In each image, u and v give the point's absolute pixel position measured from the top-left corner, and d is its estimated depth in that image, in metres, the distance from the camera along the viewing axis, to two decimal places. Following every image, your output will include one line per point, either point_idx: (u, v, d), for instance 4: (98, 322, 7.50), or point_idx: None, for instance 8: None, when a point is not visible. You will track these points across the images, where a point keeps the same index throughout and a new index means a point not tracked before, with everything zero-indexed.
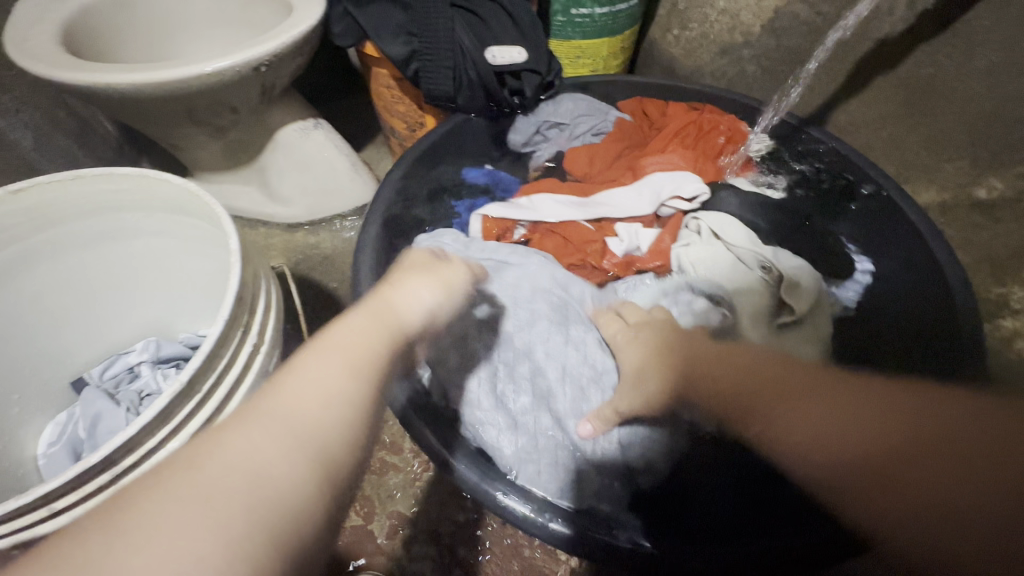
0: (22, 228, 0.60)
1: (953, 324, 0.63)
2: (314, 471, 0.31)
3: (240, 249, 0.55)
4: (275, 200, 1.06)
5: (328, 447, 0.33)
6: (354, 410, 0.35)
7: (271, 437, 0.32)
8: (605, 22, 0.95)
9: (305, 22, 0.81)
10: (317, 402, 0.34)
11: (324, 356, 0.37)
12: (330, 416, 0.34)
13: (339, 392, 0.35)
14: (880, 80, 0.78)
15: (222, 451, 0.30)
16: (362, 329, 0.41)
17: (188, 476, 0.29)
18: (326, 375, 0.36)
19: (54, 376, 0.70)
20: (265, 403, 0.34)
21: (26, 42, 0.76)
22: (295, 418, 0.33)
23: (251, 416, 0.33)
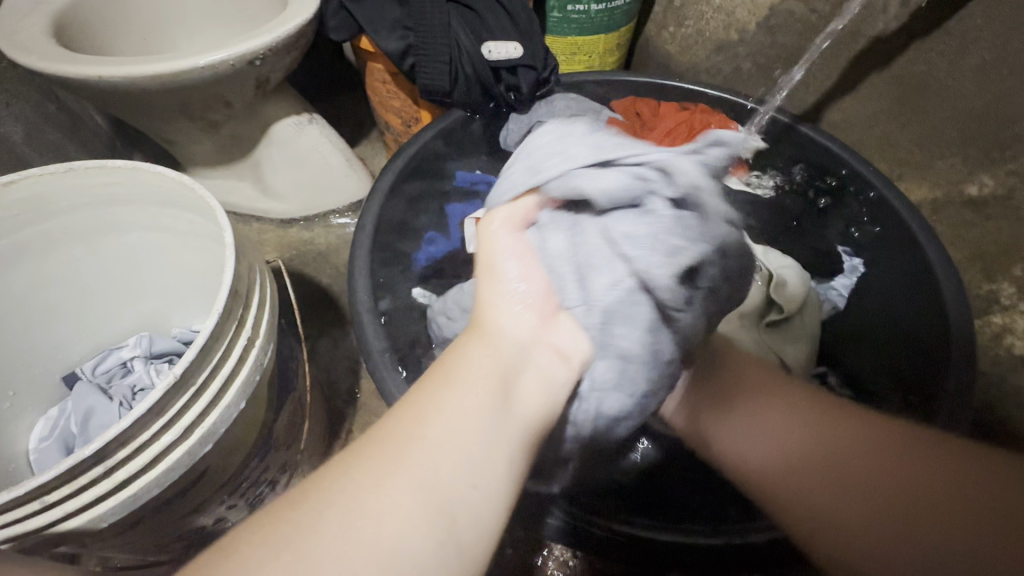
0: (14, 221, 0.60)
1: (945, 336, 0.61)
2: (429, 526, 0.29)
3: (235, 243, 0.54)
4: (269, 196, 1.05)
5: (455, 504, 0.30)
6: (481, 448, 0.33)
7: (392, 489, 0.29)
8: (601, 19, 0.96)
9: (299, 16, 0.80)
10: (446, 448, 0.32)
11: (451, 394, 0.35)
12: (449, 460, 0.31)
13: (460, 430, 0.33)
14: (874, 77, 0.79)
15: (342, 506, 0.28)
16: (483, 355, 0.38)
17: (309, 540, 0.27)
18: (456, 411, 0.34)
19: (46, 370, 0.70)
20: (389, 446, 0.31)
21: (17, 34, 0.76)
22: (417, 469, 0.30)
23: (376, 460, 0.31)
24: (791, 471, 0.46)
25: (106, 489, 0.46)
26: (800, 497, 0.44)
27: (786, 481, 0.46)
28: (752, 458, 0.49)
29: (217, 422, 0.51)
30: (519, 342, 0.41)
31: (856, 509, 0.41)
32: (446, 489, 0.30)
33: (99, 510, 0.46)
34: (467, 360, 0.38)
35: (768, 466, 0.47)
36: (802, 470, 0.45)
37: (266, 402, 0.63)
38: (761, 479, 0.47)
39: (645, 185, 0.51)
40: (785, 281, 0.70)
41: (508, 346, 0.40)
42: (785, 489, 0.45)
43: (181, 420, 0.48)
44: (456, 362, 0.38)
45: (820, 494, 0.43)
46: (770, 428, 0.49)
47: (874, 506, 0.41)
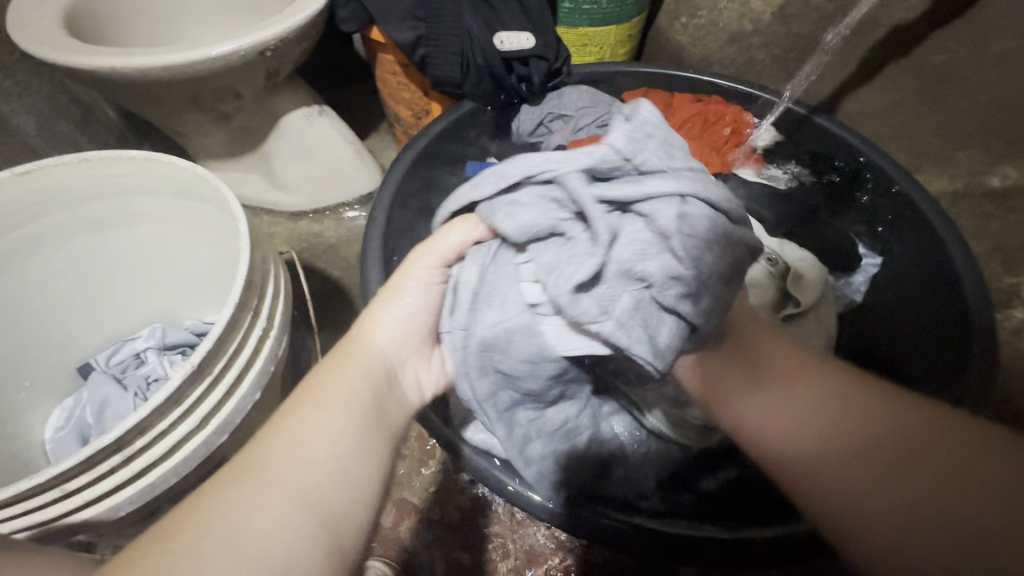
0: (28, 211, 0.60)
1: (965, 328, 0.61)
2: (301, 522, 0.32)
3: (249, 233, 0.54)
4: (279, 189, 1.05)
5: (332, 512, 0.34)
6: (348, 458, 0.37)
7: (263, 502, 0.32)
8: (613, 9, 0.95)
9: (309, 7, 0.79)
10: (314, 460, 0.35)
11: (321, 410, 0.38)
12: (320, 466, 0.35)
13: (336, 441, 0.37)
14: (893, 67, 0.77)
15: (223, 523, 0.31)
16: (353, 375, 0.42)
17: (183, 543, 0.29)
18: (323, 426, 0.37)
19: (61, 361, 0.70)
20: (255, 464, 0.34)
21: (28, 25, 0.76)
22: (289, 475, 0.34)
23: (245, 478, 0.33)
24: (837, 457, 0.38)
25: (123, 478, 0.46)
26: (844, 483, 0.37)
27: (827, 463, 0.38)
28: (780, 443, 0.41)
29: (232, 412, 0.51)
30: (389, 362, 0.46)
31: (906, 495, 0.35)
32: (322, 489, 0.34)
33: (116, 499, 0.47)
34: (332, 379, 0.41)
35: (803, 449, 0.40)
36: (839, 453, 0.38)
37: (280, 394, 0.63)
38: (796, 462, 0.40)
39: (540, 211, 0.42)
40: (802, 273, 0.70)
41: (374, 370, 0.44)
42: (818, 476, 0.38)
43: (197, 411, 0.48)
44: (330, 381, 0.41)
45: (860, 481, 0.37)
46: (805, 407, 0.41)
47: (925, 487, 0.35)
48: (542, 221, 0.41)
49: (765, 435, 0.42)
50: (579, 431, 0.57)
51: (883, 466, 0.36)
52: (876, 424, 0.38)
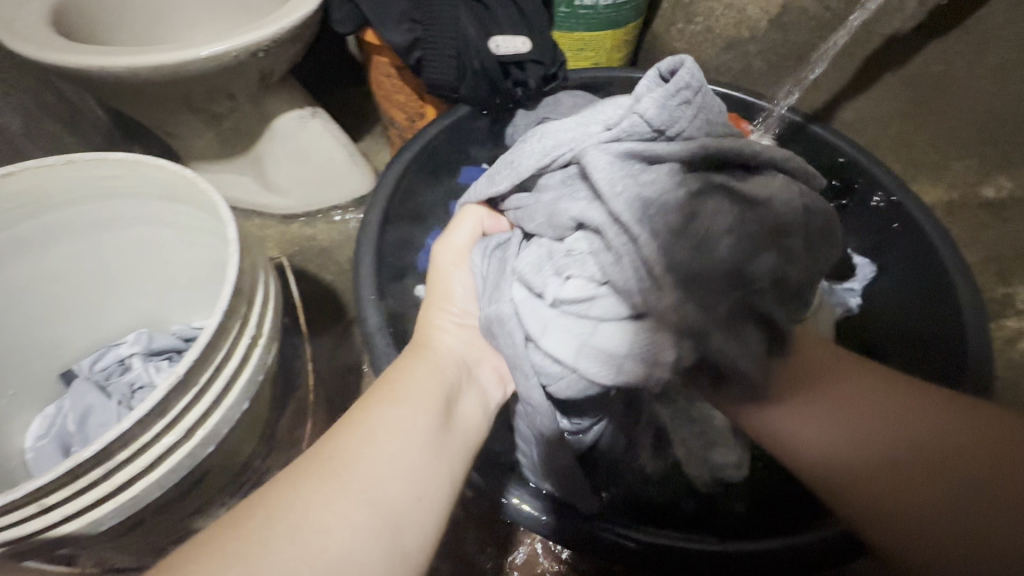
0: (11, 214, 0.58)
1: (959, 350, 0.60)
2: (370, 526, 0.32)
3: (239, 239, 0.53)
4: (270, 191, 1.04)
5: (399, 512, 0.34)
6: (423, 457, 0.37)
7: (338, 491, 0.32)
8: (610, 14, 0.94)
9: (304, 8, 0.78)
10: (389, 453, 0.36)
11: (394, 409, 0.39)
12: (394, 465, 0.35)
13: (408, 441, 0.37)
14: (889, 77, 0.77)
15: (299, 512, 0.31)
16: (422, 375, 0.44)
17: (256, 536, 0.29)
18: (401, 422, 0.38)
19: (43, 367, 0.68)
20: (332, 454, 0.35)
21: (15, 22, 0.74)
22: (363, 474, 0.34)
23: (324, 468, 0.34)
24: (894, 469, 0.38)
25: (105, 492, 0.45)
26: (912, 496, 0.37)
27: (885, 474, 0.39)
28: (831, 455, 0.40)
29: (220, 423, 0.50)
30: (459, 361, 0.48)
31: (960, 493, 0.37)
32: (392, 492, 0.34)
33: (98, 513, 0.45)
34: (406, 378, 0.43)
35: (860, 463, 0.39)
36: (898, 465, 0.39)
37: (269, 403, 0.62)
38: (860, 475, 0.39)
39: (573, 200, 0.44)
40: None
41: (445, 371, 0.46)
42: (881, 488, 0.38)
43: (182, 422, 0.47)
44: (402, 379, 0.43)
45: (921, 485, 0.37)
46: (857, 415, 0.41)
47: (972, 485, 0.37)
48: (567, 209, 0.44)
49: (816, 447, 0.41)
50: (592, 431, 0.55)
51: (940, 475, 0.37)
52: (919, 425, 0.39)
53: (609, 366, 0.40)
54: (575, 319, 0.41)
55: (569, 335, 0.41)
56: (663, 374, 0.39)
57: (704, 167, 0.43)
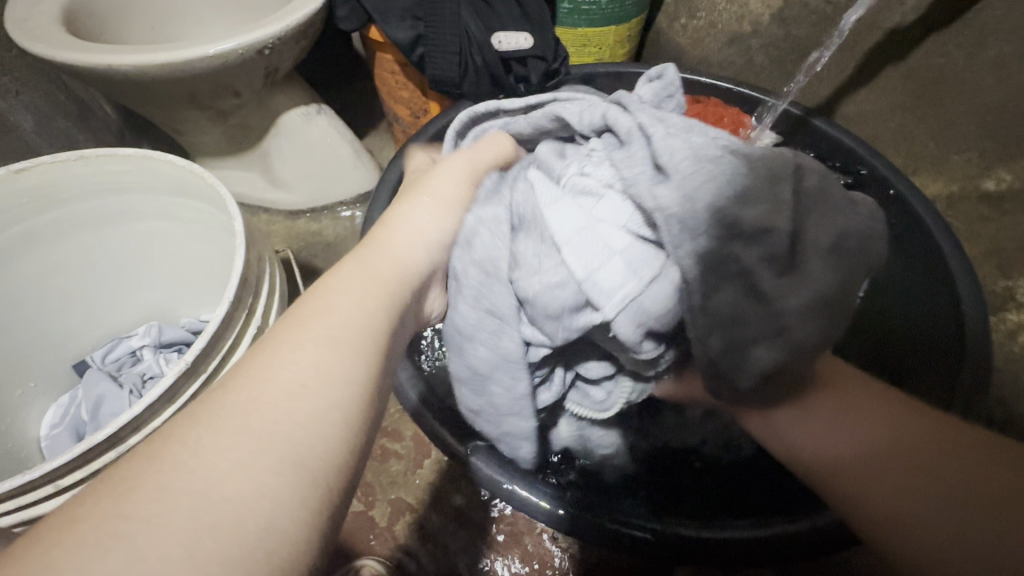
0: (26, 208, 0.60)
1: (958, 345, 0.60)
2: (264, 466, 0.27)
3: (245, 232, 0.54)
4: (276, 187, 1.05)
5: (301, 448, 0.28)
6: (328, 376, 0.31)
7: (237, 439, 0.27)
8: (612, 10, 0.95)
9: (309, 5, 0.80)
10: (312, 397, 0.30)
11: (296, 337, 0.32)
12: (285, 397, 0.29)
13: (304, 366, 0.31)
14: (890, 70, 0.78)
15: (179, 473, 0.25)
16: (347, 292, 0.37)
17: (103, 515, 0.24)
18: (300, 351, 0.31)
19: (57, 357, 0.70)
20: (228, 401, 0.29)
21: (27, 22, 0.76)
22: (247, 415, 0.28)
23: (193, 422, 0.28)
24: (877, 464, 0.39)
25: None
26: (889, 487, 0.38)
27: (858, 467, 0.40)
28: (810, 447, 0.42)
29: None
30: (401, 269, 0.41)
31: (937, 499, 0.36)
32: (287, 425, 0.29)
33: None
34: (330, 299, 0.35)
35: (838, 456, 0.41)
36: (871, 462, 0.39)
37: None
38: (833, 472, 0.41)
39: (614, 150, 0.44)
40: None
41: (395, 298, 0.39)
42: (856, 481, 0.39)
43: (190, 409, 0.48)
44: (314, 299, 0.36)
45: (908, 484, 0.37)
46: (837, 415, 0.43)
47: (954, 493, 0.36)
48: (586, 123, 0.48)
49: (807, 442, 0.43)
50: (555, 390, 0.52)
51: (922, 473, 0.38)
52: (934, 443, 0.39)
53: (621, 282, 0.39)
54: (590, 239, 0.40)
55: (596, 242, 0.40)
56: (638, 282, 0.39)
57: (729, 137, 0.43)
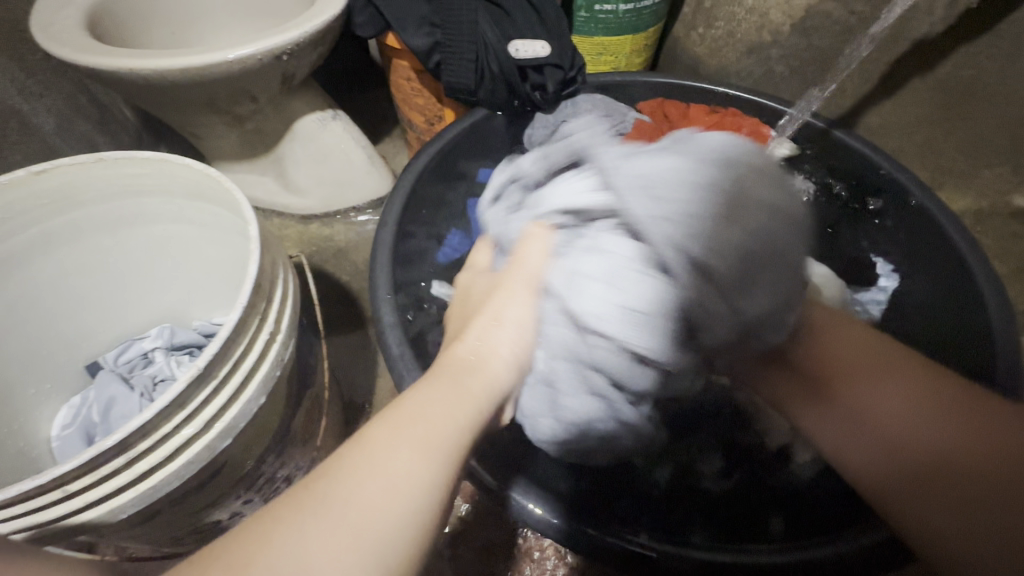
0: (45, 210, 0.60)
1: (988, 364, 0.58)
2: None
3: (260, 237, 0.54)
4: (290, 191, 1.05)
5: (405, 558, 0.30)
6: (433, 495, 0.33)
7: (330, 538, 0.28)
8: (629, 19, 0.95)
9: (327, 12, 0.80)
10: (396, 498, 0.31)
11: (400, 443, 0.34)
12: (399, 511, 0.31)
13: (415, 479, 0.32)
14: (915, 82, 0.76)
15: None
16: (442, 402, 0.38)
17: None
18: (404, 463, 0.33)
19: (70, 358, 0.70)
20: (322, 490, 0.30)
21: (52, 26, 0.77)
22: (366, 520, 0.29)
23: (313, 511, 0.29)
24: (914, 473, 0.41)
25: (125, 481, 0.46)
26: (920, 500, 0.40)
27: (892, 474, 0.42)
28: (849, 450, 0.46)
29: (237, 418, 0.50)
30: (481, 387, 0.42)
31: (961, 508, 0.37)
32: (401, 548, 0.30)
33: (117, 501, 0.46)
34: (425, 410, 0.37)
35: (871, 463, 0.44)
36: (902, 469, 0.42)
37: (286, 398, 0.63)
38: (872, 476, 0.44)
39: (644, 241, 0.50)
40: (822, 290, 0.67)
41: (469, 402, 0.40)
42: (888, 488, 0.42)
43: (200, 415, 0.48)
44: (416, 407, 0.37)
45: (938, 492, 0.39)
46: (876, 410, 0.45)
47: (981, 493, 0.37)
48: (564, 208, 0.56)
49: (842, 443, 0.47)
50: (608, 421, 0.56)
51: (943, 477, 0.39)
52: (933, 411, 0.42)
53: (655, 351, 0.50)
54: (633, 286, 0.49)
55: (646, 341, 0.50)
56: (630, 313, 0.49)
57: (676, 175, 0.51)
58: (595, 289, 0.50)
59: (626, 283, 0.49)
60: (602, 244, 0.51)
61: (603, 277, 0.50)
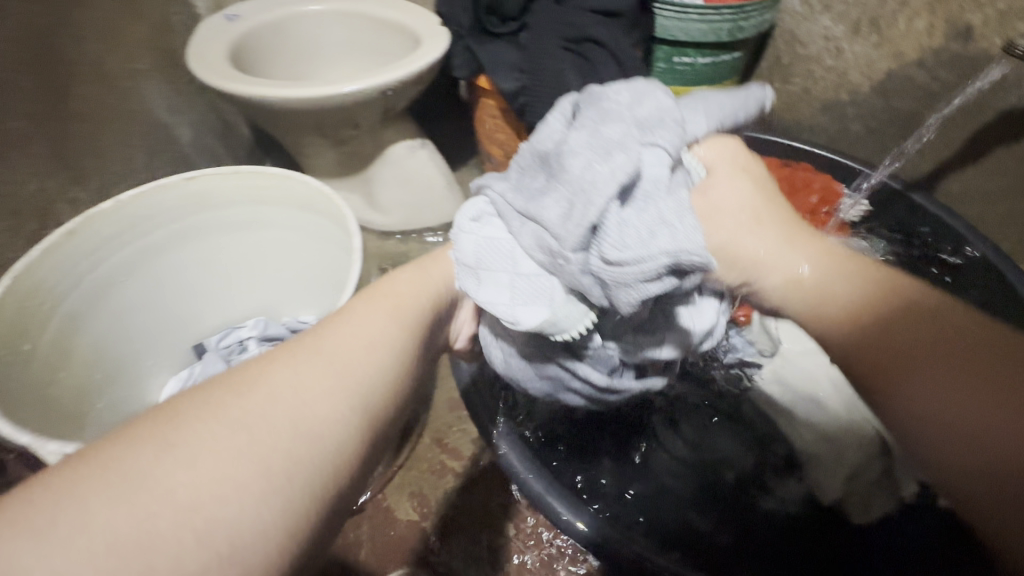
0: (185, 209, 0.71)
1: None
2: (347, 403, 0.33)
3: (361, 249, 0.61)
4: (374, 209, 1.16)
5: (362, 393, 0.35)
6: (399, 344, 0.40)
7: (318, 376, 0.34)
8: (706, 72, 0.99)
9: (431, 54, 0.90)
10: (368, 351, 0.37)
11: (374, 310, 0.42)
12: (371, 357, 0.37)
13: (381, 338, 0.39)
14: (1002, 151, 0.76)
15: (238, 410, 0.30)
16: (407, 283, 0.46)
17: (226, 398, 0.31)
18: (375, 327, 0.40)
19: (181, 337, 0.80)
20: (310, 342, 0.37)
21: (205, 56, 0.91)
22: (342, 353, 0.36)
23: (295, 346, 0.36)
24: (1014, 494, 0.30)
25: None
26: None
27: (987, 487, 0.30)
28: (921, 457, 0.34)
29: None
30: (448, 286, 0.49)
31: None
32: (368, 375, 0.36)
33: None
34: (392, 289, 0.45)
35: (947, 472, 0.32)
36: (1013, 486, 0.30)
37: None
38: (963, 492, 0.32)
39: (529, 221, 0.37)
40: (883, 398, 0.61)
41: (425, 298, 0.46)
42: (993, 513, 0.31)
43: None
44: (387, 286, 0.45)
45: None
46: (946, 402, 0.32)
47: None
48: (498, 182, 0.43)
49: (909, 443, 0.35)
50: (560, 383, 0.49)
51: None
52: (998, 413, 0.30)
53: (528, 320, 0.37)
54: (528, 281, 0.37)
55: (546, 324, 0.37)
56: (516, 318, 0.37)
57: (575, 143, 0.35)
58: (487, 285, 0.39)
59: (519, 276, 0.38)
60: (485, 233, 0.39)
61: (484, 265, 0.39)
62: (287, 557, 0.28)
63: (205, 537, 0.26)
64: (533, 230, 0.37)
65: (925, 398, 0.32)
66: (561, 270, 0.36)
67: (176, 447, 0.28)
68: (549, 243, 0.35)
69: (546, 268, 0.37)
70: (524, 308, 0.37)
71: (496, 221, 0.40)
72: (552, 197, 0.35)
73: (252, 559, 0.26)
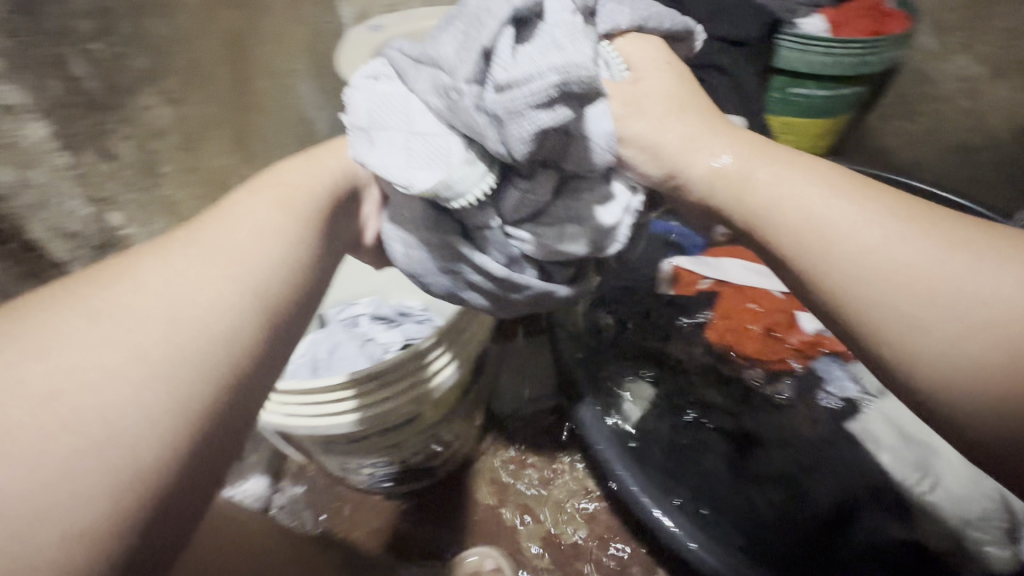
0: None
1: None
2: (230, 286, 0.34)
3: None
4: None
5: (249, 272, 0.35)
6: (291, 231, 0.40)
7: (198, 262, 0.34)
8: (824, 104, 0.99)
9: None
10: (260, 241, 0.37)
11: (259, 201, 0.41)
12: (262, 244, 0.37)
13: (274, 227, 0.39)
14: None
15: (106, 298, 0.30)
16: (297, 178, 0.45)
17: (86, 295, 0.31)
18: (263, 217, 0.40)
19: None
20: (194, 235, 0.37)
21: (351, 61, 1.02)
22: (231, 242, 0.36)
23: (173, 242, 0.36)
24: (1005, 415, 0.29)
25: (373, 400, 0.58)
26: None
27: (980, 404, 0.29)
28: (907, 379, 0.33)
29: (429, 386, 0.61)
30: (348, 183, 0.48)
31: None
32: (258, 262, 0.36)
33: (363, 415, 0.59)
34: (279, 182, 0.44)
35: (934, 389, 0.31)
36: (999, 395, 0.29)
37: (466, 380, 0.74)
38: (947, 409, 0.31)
39: (431, 70, 0.38)
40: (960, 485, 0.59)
41: (315, 188, 0.45)
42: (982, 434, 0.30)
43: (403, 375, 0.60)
44: (276, 179, 0.44)
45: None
46: (920, 308, 0.31)
47: None
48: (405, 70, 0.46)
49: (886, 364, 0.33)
50: (475, 272, 0.46)
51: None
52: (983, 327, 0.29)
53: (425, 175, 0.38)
54: (425, 137, 0.38)
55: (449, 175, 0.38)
56: (418, 167, 0.38)
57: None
58: (384, 141, 0.39)
59: (412, 132, 0.39)
60: (380, 90, 0.41)
61: (381, 121, 0.40)
62: (191, 443, 0.28)
63: (70, 435, 0.25)
64: (434, 78, 0.38)
65: (905, 309, 0.31)
66: (455, 110, 0.37)
67: (34, 341, 0.27)
68: (442, 80, 0.37)
69: (443, 126, 0.39)
70: (419, 167, 0.38)
71: (391, 81, 0.41)
72: (452, 40, 0.37)
73: (144, 460, 0.26)
